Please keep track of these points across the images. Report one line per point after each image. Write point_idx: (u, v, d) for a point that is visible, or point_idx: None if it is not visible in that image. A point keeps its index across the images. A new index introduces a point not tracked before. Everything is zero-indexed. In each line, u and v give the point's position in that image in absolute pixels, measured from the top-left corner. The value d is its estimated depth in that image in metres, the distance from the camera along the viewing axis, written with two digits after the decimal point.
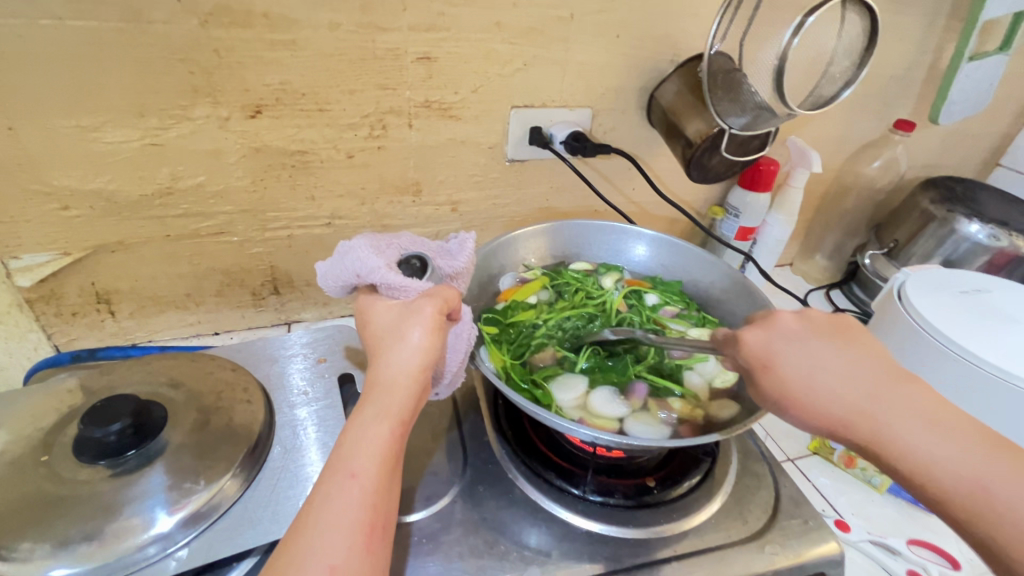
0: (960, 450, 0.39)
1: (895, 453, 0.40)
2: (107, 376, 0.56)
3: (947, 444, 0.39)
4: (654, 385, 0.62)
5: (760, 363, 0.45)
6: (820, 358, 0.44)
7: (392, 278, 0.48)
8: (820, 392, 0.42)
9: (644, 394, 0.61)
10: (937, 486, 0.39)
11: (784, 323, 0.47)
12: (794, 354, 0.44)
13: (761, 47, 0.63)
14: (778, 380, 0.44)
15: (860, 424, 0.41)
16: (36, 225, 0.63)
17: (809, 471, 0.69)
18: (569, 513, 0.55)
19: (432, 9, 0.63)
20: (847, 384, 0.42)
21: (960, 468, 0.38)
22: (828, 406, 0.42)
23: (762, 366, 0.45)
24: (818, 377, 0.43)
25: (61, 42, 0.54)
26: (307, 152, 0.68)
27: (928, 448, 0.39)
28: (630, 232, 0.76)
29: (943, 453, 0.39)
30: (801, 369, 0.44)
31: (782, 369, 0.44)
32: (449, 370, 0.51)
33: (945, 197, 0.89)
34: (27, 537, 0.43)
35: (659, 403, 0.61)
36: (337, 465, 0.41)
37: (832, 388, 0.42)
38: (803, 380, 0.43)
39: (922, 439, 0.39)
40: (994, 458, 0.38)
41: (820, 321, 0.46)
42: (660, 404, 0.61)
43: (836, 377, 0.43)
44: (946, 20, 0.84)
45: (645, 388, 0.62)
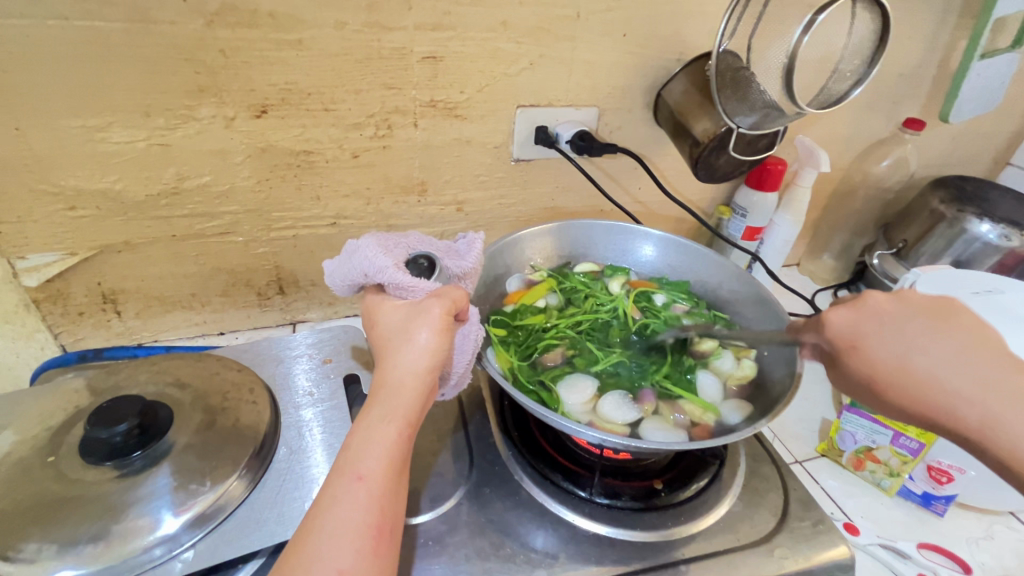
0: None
1: (1000, 440, 0.39)
2: (113, 377, 0.56)
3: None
4: (663, 389, 0.62)
5: (848, 343, 0.46)
6: (953, 351, 0.42)
7: (400, 277, 0.47)
8: (951, 383, 0.41)
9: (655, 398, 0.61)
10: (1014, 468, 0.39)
11: (876, 303, 0.46)
12: (887, 338, 0.44)
13: (769, 46, 0.63)
14: (865, 360, 0.45)
15: (960, 409, 0.41)
16: (43, 225, 0.63)
17: (818, 473, 0.68)
18: (575, 516, 0.54)
19: (438, 8, 0.63)
20: (958, 372, 0.41)
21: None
22: (942, 395, 0.41)
23: (849, 348, 0.46)
24: (955, 370, 0.41)
25: (67, 42, 0.54)
26: (312, 152, 0.68)
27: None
28: (637, 232, 0.76)
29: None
30: (894, 353, 0.44)
31: (871, 352, 0.45)
32: (455, 372, 0.50)
33: (955, 197, 0.88)
34: (34, 538, 0.43)
35: (670, 407, 0.60)
36: (344, 468, 0.40)
37: (953, 380, 0.41)
38: (901, 365, 0.43)
39: (1021, 427, 0.39)
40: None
41: (927, 303, 0.45)
42: (670, 407, 0.60)
43: (956, 373, 0.41)
44: (957, 17, 0.83)
45: (653, 393, 0.61)
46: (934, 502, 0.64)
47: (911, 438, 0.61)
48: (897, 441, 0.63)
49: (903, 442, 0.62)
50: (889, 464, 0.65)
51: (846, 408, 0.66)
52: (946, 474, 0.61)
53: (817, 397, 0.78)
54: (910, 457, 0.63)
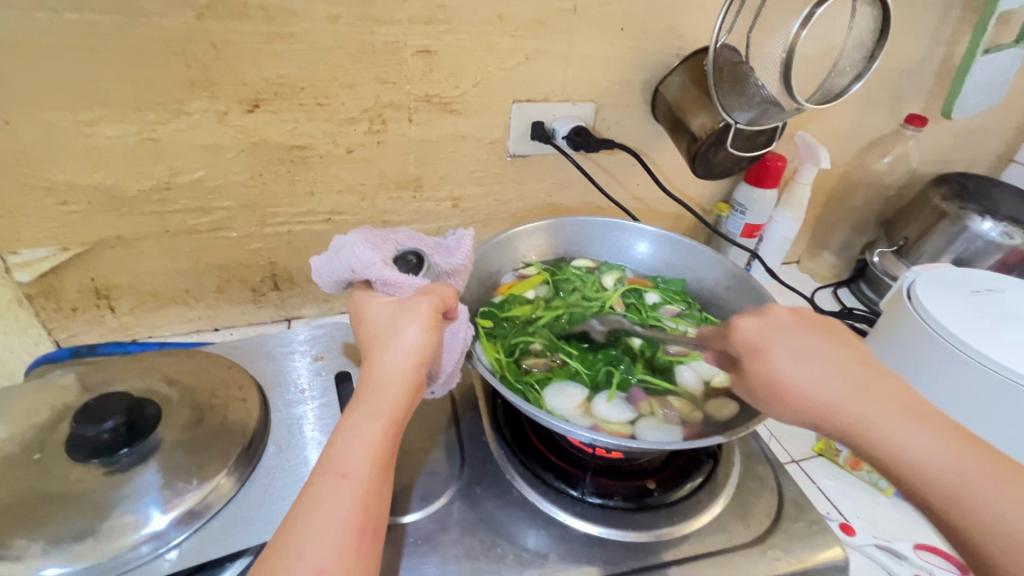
0: (957, 455, 0.38)
1: (881, 449, 0.40)
2: (103, 373, 0.56)
3: (990, 468, 0.38)
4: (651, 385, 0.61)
5: (752, 348, 0.47)
6: (807, 352, 0.45)
7: (388, 273, 0.47)
8: (809, 385, 0.43)
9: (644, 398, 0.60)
10: (934, 494, 0.38)
11: (776, 315, 0.48)
12: (783, 347, 0.45)
13: (769, 39, 0.62)
14: (767, 365, 0.46)
15: (837, 415, 0.42)
16: (34, 219, 0.63)
17: (814, 472, 0.68)
18: (567, 516, 0.54)
19: (432, 2, 0.62)
20: (822, 382, 0.43)
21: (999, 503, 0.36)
22: (810, 401, 0.43)
23: (752, 352, 0.47)
24: (804, 369, 0.44)
25: (56, 35, 0.53)
26: (306, 147, 0.68)
27: (920, 450, 0.39)
28: (633, 228, 0.75)
29: (944, 464, 0.38)
30: (781, 360, 0.45)
31: (770, 358, 0.46)
32: (445, 369, 0.50)
33: (956, 194, 0.87)
34: (20, 535, 0.42)
35: (661, 404, 0.60)
36: (330, 465, 0.40)
37: (810, 386, 0.43)
38: (781, 373, 0.45)
39: (910, 440, 0.39)
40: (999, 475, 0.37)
41: (811, 317, 0.48)
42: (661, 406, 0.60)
43: (819, 379, 0.43)
44: (960, 12, 0.82)
45: (641, 391, 0.61)
46: None
47: None
48: None
49: None
50: None
51: None
52: None
53: None
54: None
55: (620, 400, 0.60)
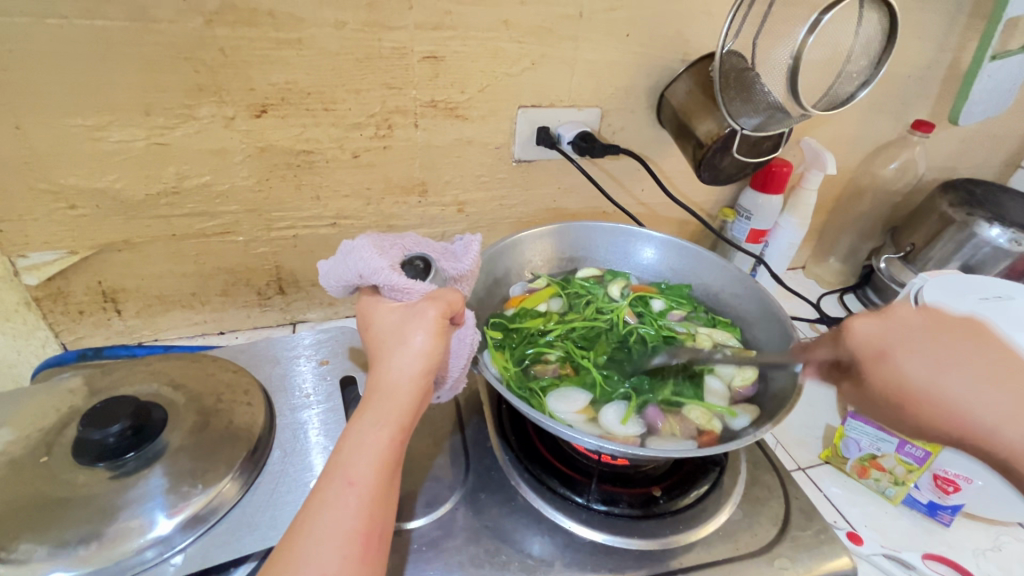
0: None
1: None
2: (110, 376, 0.56)
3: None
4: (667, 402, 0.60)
5: (876, 352, 0.46)
6: (954, 363, 0.44)
7: (395, 279, 0.47)
8: (954, 396, 0.43)
9: (660, 413, 0.58)
10: None
11: (897, 318, 0.47)
12: (918, 355, 0.45)
13: (776, 46, 0.61)
14: (896, 373, 0.45)
15: (1006, 433, 0.41)
16: (43, 223, 0.63)
17: (820, 480, 0.67)
18: (572, 523, 0.53)
19: (439, 8, 0.62)
20: (977, 395, 0.42)
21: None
22: (960, 414, 0.42)
23: (877, 356, 0.46)
24: (949, 379, 0.43)
25: (67, 41, 0.54)
26: (312, 151, 0.68)
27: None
28: (639, 234, 0.75)
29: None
30: (920, 367, 0.44)
31: (899, 364, 0.45)
32: (451, 375, 0.50)
33: (965, 200, 0.87)
34: (25, 538, 0.42)
35: (676, 416, 0.58)
36: (336, 472, 0.40)
37: (965, 398, 0.42)
38: (929, 384, 0.43)
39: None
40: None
41: (950, 325, 0.47)
42: (676, 418, 0.58)
43: (973, 391, 0.42)
44: (968, 17, 0.82)
45: (658, 409, 0.59)
46: (939, 512, 0.63)
47: (917, 446, 0.60)
48: (902, 449, 0.61)
49: (908, 451, 0.61)
50: (894, 473, 0.63)
51: (849, 414, 0.65)
52: (953, 483, 0.60)
53: (820, 402, 0.77)
54: (916, 465, 0.61)
55: (636, 417, 0.58)
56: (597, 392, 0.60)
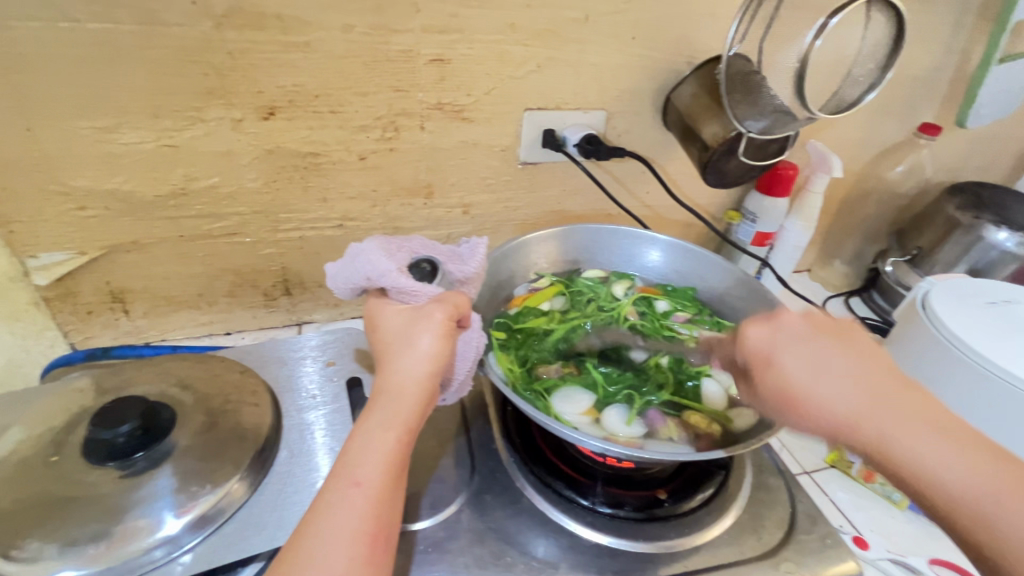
0: (967, 459, 0.40)
1: (904, 460, 0.41)
2: (119, 376, 0.57)
3: (987, 468, 0.40)
4: (668, 404, 0.60)
5: (762, 357, 0.49)
6: (829, 364, 0.45)
7: (404, 282, 0.47)
8: (820, 395, 0.44)
9: (661, 418, 0.58)
10: (943, 496, 0.40)
11: (783, 323, 0.49)
12: (795, 357, 0.47)
13: (781, 50, 0.63)
14: (780, 375, 0.47)
15: (866, 428, 0.42)
16: (53, 224, 0.64)
17: (826, 484, 0.67)
18: (577, 525, 0.54)
19: (445, 11, 0.62)
20: (842, 394, 0.44)
21: (983, 490, 0.39)
22: (828, 413, 0.44)
23: (763, 361, 0.48)
24: (820, 380, 0.45)
25: (78, 45, 0.54)
26: (318, 153, 0.68)
27: (933, 457, 0.40)
28: (644, 236, 0.75)
29: (956, 467, 0.40)
30: (799, 369, 0.46)
31: (782, 366, 0.47)
32: (457, 378, 0.50)
33: (972, 203, 0.86)
34: (35, 537, 0.43)
35: (676, 421, 0.58)
36: (344, 473, 0.40)
37: (828, 396, 0.44)
38: (805, 385, 0.45)
39: (933, 450, 0.41)
40: (989, 465, 0.40)
41: (831, 325, 0.49)
42: (676, 423, 0.58)
43: (835, 389, 0.44)
44: (975, 20, 0.81)
45: (658, 412, 0.59)
46: None
47: None
48: None
49: None
50: None
51: None
52: None
53: None
54: None
55: (639, 420, 0.58)
56: (601, 394, 0.60)
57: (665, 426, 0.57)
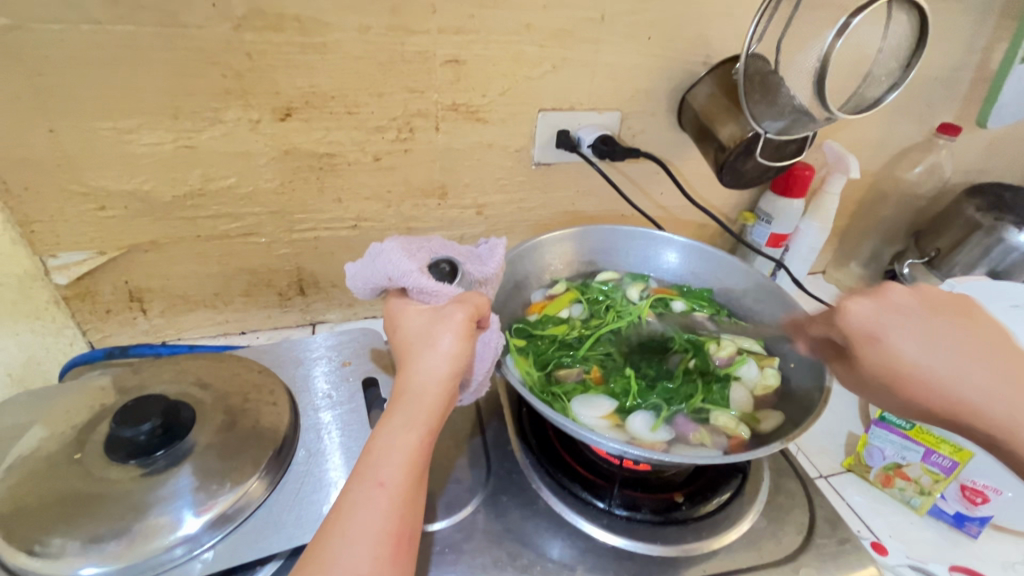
0: None
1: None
2: (138, 375, 0.57)
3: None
4: (696, 410, 0.59)
5: (867, 335, 0.46)
6: (944, 340, 0.44)
7: (425, 282, 0.47)
8: (944, 377, 0.43)
9: (690, 424, 0.58)
10: None
11: (891, 298, 0.46)
12: (912, 337, 0.44)
13: (801, 49, 0.61)
14: (893, 358, 0.45)
15: (987, 408, 0.42)
16: (74, 224, 0.65)
17: (843, 488, 0.66)
18: (593, 527, 0.53)
19: (462, 12, 0.62)
20: (964, 373, 0.43)
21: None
22: (953, 396, 0.43)
23: (870, 339, 0.45)
24: (940, 359, 0.43)
25: (100, 46, 0.55)
26: (334, 154, 0.69)
27: None
28: (660, 238, 0.75)
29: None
30: (914, 349, 0.44)
31: (894, 346, 0.44)
32: (476, 379, 0.50)
33: (992, 205, 0.85)
34: (59, 533, 0.43)
35: (705, 426, 0.58)
36: (366, 473, 0.40)
37: (953, 378, 0.43)
38: (922, 366, 0.44)
39: None
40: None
41: (939, 295, 0.46)
42: (706, 428, 0.57)
43: (961, 370, 0.43)
44: (997, 18, 0.80)
45: (689, 419, 0.58)
46: (967, 524, 0.61)
47: (944, 456, 0.59)
48: (928, 458, 0.61)
49: (934, 460, 0.60)
50: (920, 482, 0.62)
51: (874, 422, 0.64)
52: (981, 494, 0.59)
53: (842, 409, 0.76)
54: (943, 475, 0.60)
55: (665, 425, 0.57)
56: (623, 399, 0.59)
57: (698, 433, 0.56)
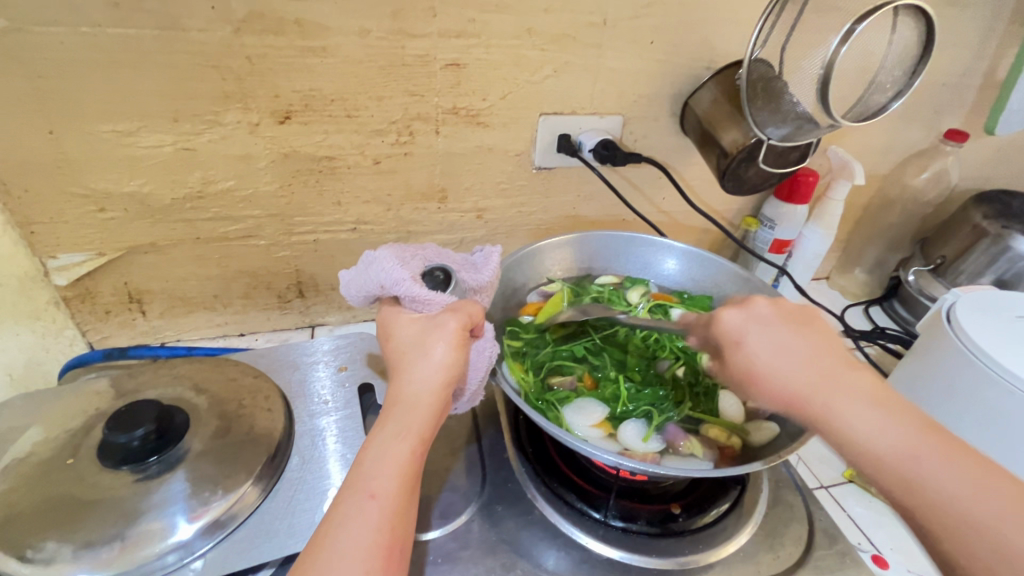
0: (937, 458, 0.39)
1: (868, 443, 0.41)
2: (135, 379, 0.57)
3: (942, 453, 0.39)
4: (687, 421, 0.59)
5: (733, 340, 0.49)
6: (786, 343, 0.46)
7: (417, 291, 0.47)
8: (776, 370, 0.46)
9: (681, 435, 0.57)
10: (894, 481, 0.40)
11: (756, 309, 0.50)
12: (762, 336, 0.48)
13: (806, 56, 0.60)
14: (746, 354, 0.48)
15: (810, 404, 0.44)
16: (74, 225, 0.65)
17: (843, 499, 0.65)
18: (588, 538, 0.53)
19: (463, 16, 0.62)
20: (793, 370, 0.45)
21: (950, 479, 0.38)
22: (778, 389, 0.45)
23: (733, 343, 0.49)
24: (782, 359, 0.46)
25: (100, 49, 0.55)
26: (334, 157, 0.68)
27: (870, 436, 0.41)
28: (660, 244, 0.74)
29: (895, 444, 0.40)
30: (768, 350, 0.47)
31: (748, 349, 0.48)
32: (469, 388, 0.49)
33: (999, 213, 0.84)
34: (51, 537, 0.43)
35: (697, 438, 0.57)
36: (358, 485, 0.40)
37: (783, 372, 0.45)
38: (765, 360, 0.47)
39: (869, 428, 0.41)
40: (947, 454, 0.40)
41: (791, 309, 0.49)
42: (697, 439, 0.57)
43: (785, 364, 0.45)
44: (1006, 24, 0.79)
45: (679, 428, 0.57)
46: None
47: None
48: None
49: None
50: None
51: None
52: None
53: None
54: None
55: (657, 435, 0.57)
56: (614, 411, 0.59)
57: (687, 442, 0.56)
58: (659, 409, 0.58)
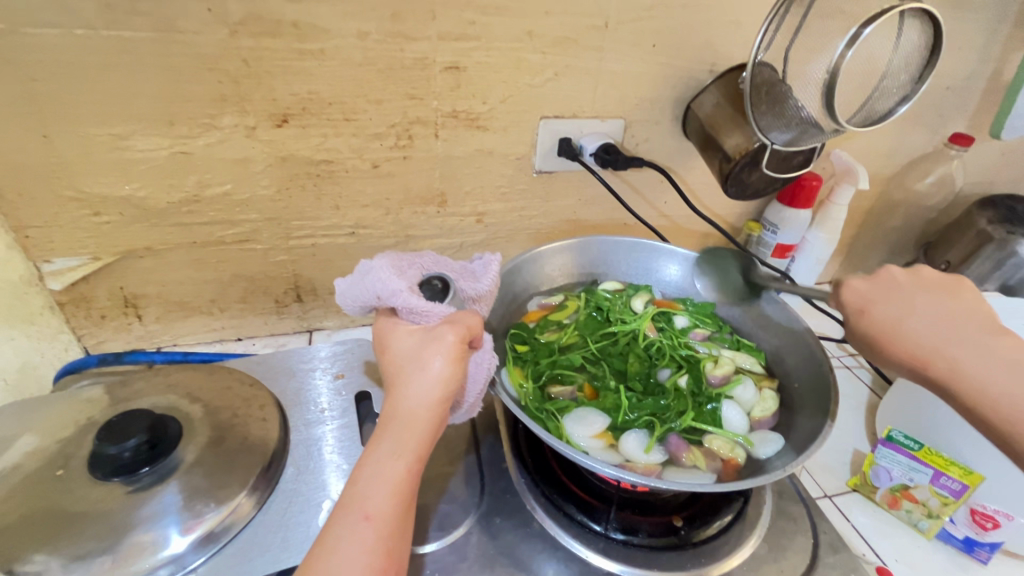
0: None
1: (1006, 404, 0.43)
2: (128, 387, 0.56)
3: None
4: (690, 431, 0.58)
5: (858, 305, 0.51)
6: (925, 309, 0.48)
7: (414, 302, 0.46)
8: (910, 332, 0.48)
9: (683, 446, 0.56)
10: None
11: (887, 275, 0.51)
12: (890, 302, 0.50)
13: (810, 59, 0.59)
14: (875, 321, 0.50)
15: (944, 363, 0.46)
16: (68, 229, 0.64)
17: (847, 509, 0.64)
18: (589, 551, 0.52)
19: (463, 18, 0.61)
20: (931, 333, 0.47)
21: None
22: (914, 350, 0.47)
23: (857, 310, 0.51)
24: (918, 325, 0.48)
25: (93, 52, 0.54)
26: (332, 161, 0.68)
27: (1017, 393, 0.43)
28: (663, 250, 0.73)
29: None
30: (895, 313, 0.49)
31: (880, 315, 0.50)
32: (467, 400, 0.49)
33: (1004, 217, 0.83)
34: (41, 551, 0.43)
35: (700, 450, 0.56)
36: (351, 504, 0.39)
37: (916, 334, 0.47)
38: (894, 323, 0.49)
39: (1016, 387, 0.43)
40: None
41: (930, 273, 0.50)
42: (701, 451, 0.56)
43: (919, 328, 0.47)
44: (1011, 27, 0.78)
45: (682, 439, 0.57)
46: (976, 549, 0.59)
47: (953, 478, 0.57)
48: (937, 480, 0.58)
49: (943, 483, 0.58)
50: (928, 505, 0.60)
51: (880, 441, 0.62)
52: (991, 519, 0.57)
53: (847, 427, 0.74)
54: (952, 499, 0.58)
55: (658, 447, 0.56)
56: (615, 421, 0.57)
57: (690, 454, 0.55)
58: (663, 421, 0.57)
